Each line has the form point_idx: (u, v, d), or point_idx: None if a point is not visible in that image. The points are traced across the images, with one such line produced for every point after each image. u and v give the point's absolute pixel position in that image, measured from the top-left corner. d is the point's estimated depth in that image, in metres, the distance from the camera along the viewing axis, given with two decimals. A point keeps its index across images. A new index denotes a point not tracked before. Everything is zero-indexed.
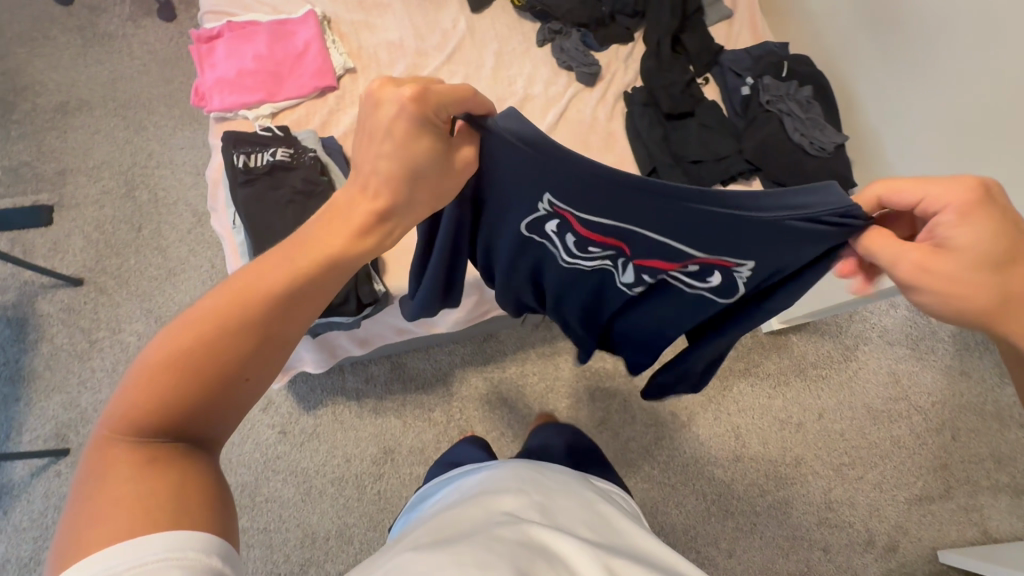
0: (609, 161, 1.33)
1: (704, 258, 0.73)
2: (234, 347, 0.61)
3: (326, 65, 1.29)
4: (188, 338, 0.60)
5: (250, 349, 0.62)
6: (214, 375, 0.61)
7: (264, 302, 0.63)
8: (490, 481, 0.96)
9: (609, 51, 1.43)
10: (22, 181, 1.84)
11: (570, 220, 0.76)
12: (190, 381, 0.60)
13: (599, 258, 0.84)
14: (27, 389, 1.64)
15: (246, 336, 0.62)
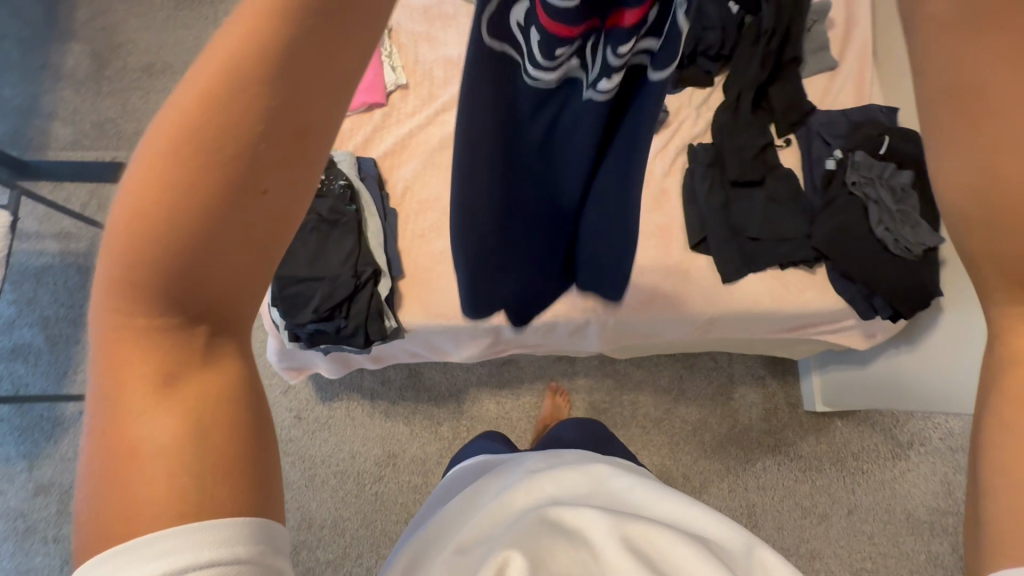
0: (656, 221, 1.23)
1: None
2: (210, 199, 0.40)
3: (377, 81, 1.25)
4: (150, 194, 0.39)
5: (239, 170, 0.40)
6: (210, 229, 0.41)
7: (230, 124, 0.38)
8: (488, 484, 0.92)
9: (682, 95, 1.29)
10: (106, 137, 1.97)
11: None
12: (174, 241, 0.40)
13: (568, 60, 0.56)
14: (86, 333, 1.80)
15: (226, 174, 0.39)
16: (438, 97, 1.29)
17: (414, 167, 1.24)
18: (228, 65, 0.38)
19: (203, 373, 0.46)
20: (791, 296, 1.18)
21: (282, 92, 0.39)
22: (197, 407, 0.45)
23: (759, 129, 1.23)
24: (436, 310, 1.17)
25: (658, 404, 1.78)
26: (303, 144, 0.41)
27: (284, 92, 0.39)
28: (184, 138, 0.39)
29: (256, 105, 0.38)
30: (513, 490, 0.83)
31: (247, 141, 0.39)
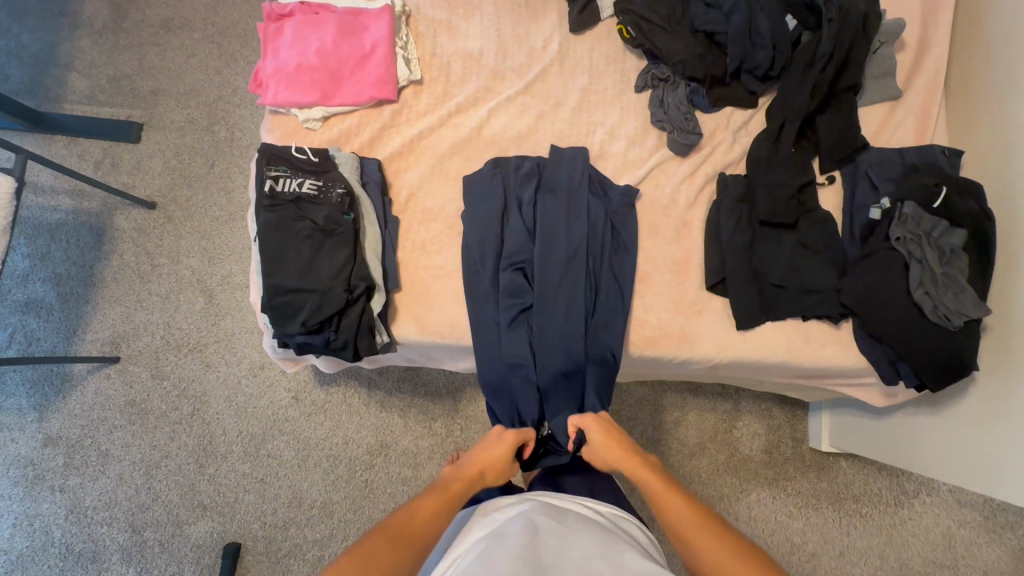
0: (674, 253, 1.14)
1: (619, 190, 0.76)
2: (394, 566, 0.79)
3: (389, 75, 1.16)
4: (369, 556, 0.79)
5: (412, 547, 0.83)
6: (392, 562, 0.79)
7: (417, 530, 0.86)
8: (482, 522, 0.82)
9: (720, 115, 1.17)
10: (121, 94, 1.92)
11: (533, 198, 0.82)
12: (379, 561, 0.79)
13: None
14: (95, 294, 1.82)
15: (407, 556, 0.81)
16: (454, 97, 1.20)
17: (422, 172, 1.17)
18: (419, 508, 0.91)
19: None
20: (807, 351, 1.10)
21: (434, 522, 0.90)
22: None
23: (799, 166, 1.11)
24: (431, 328, 1.11)
25: (656, 424, 1.74)
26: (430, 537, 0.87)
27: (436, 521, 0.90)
28: (393, 532, 0.85)
29: (423, 523, 0.88)
30: (505, 537, 0.73)
31: (419, 533, 0.86)
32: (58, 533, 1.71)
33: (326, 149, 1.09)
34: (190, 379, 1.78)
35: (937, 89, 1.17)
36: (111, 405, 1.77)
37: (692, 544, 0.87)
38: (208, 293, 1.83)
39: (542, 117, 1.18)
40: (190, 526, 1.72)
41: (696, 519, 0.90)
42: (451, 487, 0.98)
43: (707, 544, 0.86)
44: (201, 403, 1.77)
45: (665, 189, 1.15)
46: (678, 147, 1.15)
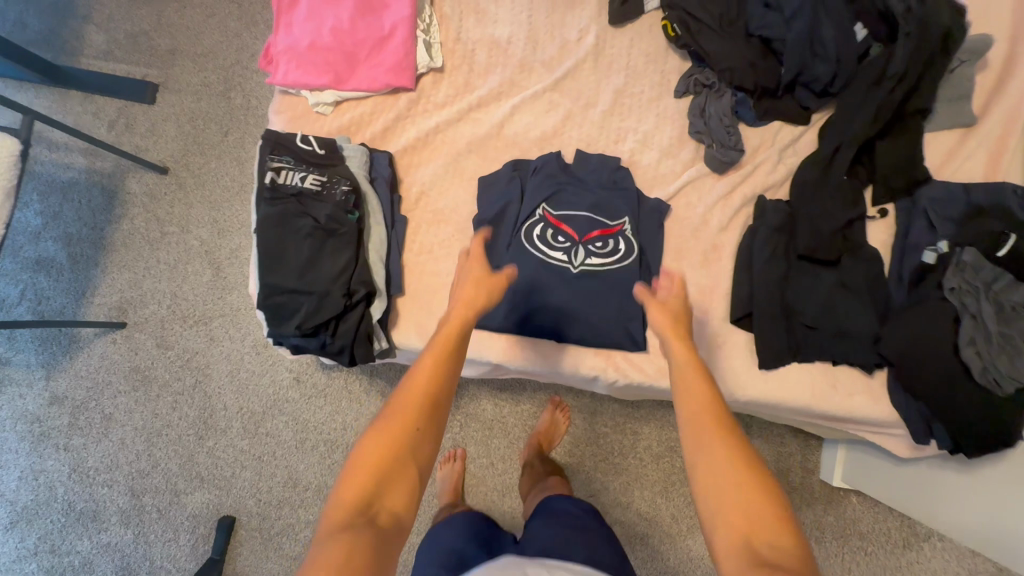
0: (698, 280, 1.05)
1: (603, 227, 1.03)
2: (412, 450, 0.76)
3: (407, 61, 1.07)
4: (383, 449, 0.74)
5: (419, 420, 0.77)
6: (400, 448, 0.74)
7: (427, 405, 0.78)
8: None
9: (766, 131, 1.06)
10: (138, 51, 1.86)
11: (554, 223, 1.03)
12: (389, 451, 0.74)
13: (561, 249, 1.03)
14: (105, 258, 1.81)
15: (423, 433, 0.77)
16: (476, 89, 1.11)
17: (435, 170, 1.09)
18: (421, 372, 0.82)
19: (371, 540, 0.66)
20: (834, 398, 1.02)
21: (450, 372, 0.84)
22: (373, 547, 0.65)
23: (850, 197, 1.00)
24: None
25: (661, 439, 1.69)
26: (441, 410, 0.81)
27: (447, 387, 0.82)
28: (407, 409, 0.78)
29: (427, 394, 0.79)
30: None
31: (426, 412, 0.78)
32: (61, 490, 1.75)
33: (333, 141, 1.02)
34: (194, 351, 1.77)
35: (1017, 119, 1.04)
36: (116, 370, 1.78)
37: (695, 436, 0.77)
38: (216, 265, 1.80)
39: (569, 118, 1.08)
40: (187, 495, 1.74)
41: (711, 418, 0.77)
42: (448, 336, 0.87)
43: (710, 444, 0.75)
44: (203, 376, 1.77)
45: (697, 209, 1.06)
46: (716, 164, 1.05)
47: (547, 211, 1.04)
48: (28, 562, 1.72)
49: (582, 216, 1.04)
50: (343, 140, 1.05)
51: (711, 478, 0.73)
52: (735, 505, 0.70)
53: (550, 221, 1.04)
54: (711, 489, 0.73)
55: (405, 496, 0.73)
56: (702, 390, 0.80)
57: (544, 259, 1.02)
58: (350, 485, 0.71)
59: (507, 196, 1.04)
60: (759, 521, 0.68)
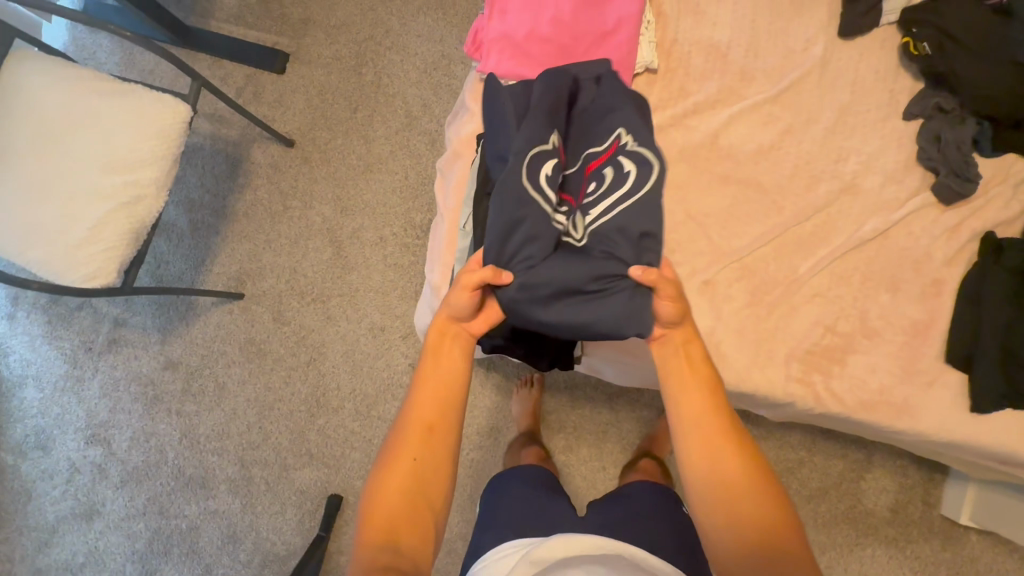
0: (911, 315, 1.02)
1: (600, 157, 0.86)
2: (424, 472, 0.71)
3: (628, 60, 1.02)
4: (395, 479, 0.70)
5: (424, 441, 0.72)
6: (412, 474, 0.70)
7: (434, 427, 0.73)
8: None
9: (998, 164, 1.01)
10: (270, 19, 1.82)
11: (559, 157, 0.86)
12: (400, 481, 0.70)
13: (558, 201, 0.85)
14: (226, 226, 1.79)
15: (430, 453, 0.72)
16: (690, 94, 1.06)
17: None
18: (420, 389, 0.76)
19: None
20: None
21: (456, 365, 0.77)
22: None
23: None
24: None
25: (779, 459, 1.67)
26: (445, 422, 0.74)
27: (451, 401, 0.76)
28: (414, 429, 0.73)
29: (426, 413, 0.74)
30: None
31: (434, 433, 0.73)
32: (171, 454, 1.76)
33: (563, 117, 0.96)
34: (310, 328, 1.76)
35: None
36: (232, 341, 1.77)
37: (691, 429, 0.72)
38: (336, 244, 1.77)
39: (789, 134, 1.04)
40: (296, 471, 1.74)
41: (705, 415, 0.72)
42: (438, 347, 0.78)
43: (701, 447, 0.70)
44: (319, 354, 1.76)
45: (920, 241, 1.01)
46: (949, 194, 1.00)
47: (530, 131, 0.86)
48: (136, 522, 1.74)
49: (575, 163, 0.88)
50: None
51: (709, 485, 0.69)
52: (731, 508, 0.67)
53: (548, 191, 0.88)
54: (710, 488, 0.69)
55: (427, 521, 0.69)
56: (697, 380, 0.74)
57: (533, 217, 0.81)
58: (373, 516, 0.68)
59: (508, 130, 0.87)
60: (760, 529, 0.65)
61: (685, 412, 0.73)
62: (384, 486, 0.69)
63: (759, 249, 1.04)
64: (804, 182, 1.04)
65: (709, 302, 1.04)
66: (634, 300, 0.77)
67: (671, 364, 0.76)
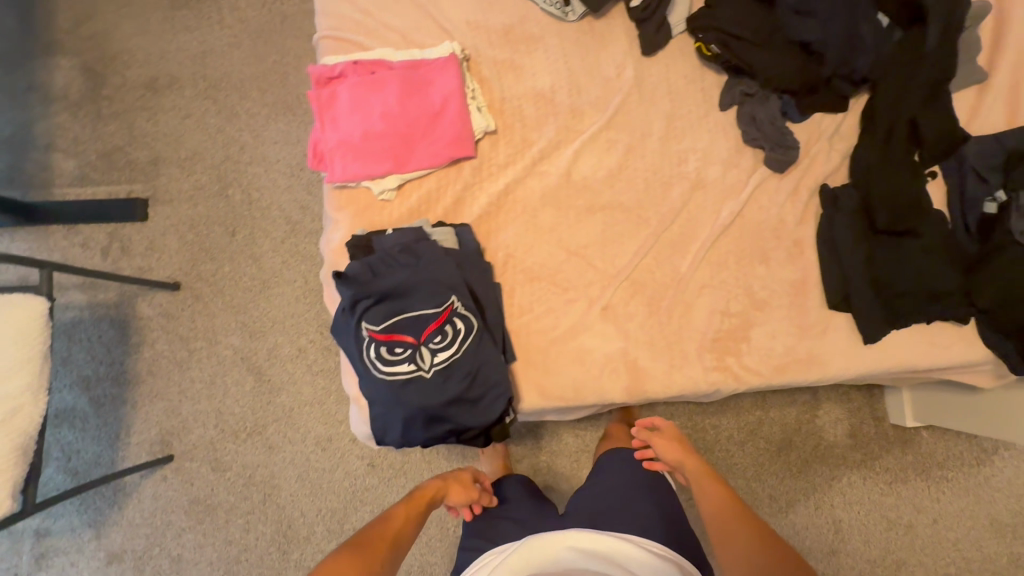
0: (789, 277, 1.10)
1: (435, 320, 0.93)
2: (401, 531, 1.05)
3: (466, 131, 1.07)
4: (387, 527, 1.03)
5: (413, 522, 1.08)
6: (397, 530, 1.04)
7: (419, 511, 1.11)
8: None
9: (811, 124, 1.12)
10: (116, 169, 1.75)
11: (390, 331, 0.93)
12: (389, 529, 1.03)
13: (403, 365, 0.93)
14: (132, 392, 1.68)
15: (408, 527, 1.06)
16: (533, 142, 1.11)
17: (517, 229, 1.09)
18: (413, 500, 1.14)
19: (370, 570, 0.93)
20: (936, 355, 1.09)
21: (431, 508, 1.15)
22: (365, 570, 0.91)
23: (910, 171, 1.07)
24: (554, 393, 1.06)
25: (740, 425, 1.74)
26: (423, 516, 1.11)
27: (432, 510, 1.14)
28: (406, 509, 1.10)
29: (421, 502, 1.13)
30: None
31: (419, 517, 1.10)
32: None
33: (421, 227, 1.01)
34: (255, 465, 1.67)
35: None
36: (175, 507, 1.65)
37: (727, 526, 0.98)
38: (256, 370, 1.70)
39: (632, 153, 1.11)
40: None
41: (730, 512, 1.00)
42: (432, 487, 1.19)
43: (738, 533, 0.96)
44: (272, 488, 1.67)
45: (771, 211, 1.11)
46: (780, 164, 1.10)
47: (364, 305, 0.92)
48: None
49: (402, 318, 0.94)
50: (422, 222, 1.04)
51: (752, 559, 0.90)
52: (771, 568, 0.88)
53: (380, 338, 0.93)
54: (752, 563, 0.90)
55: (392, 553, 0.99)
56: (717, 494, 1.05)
57: (391, 378, 0.93)
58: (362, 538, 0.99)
59: (340, 313, 0.95)
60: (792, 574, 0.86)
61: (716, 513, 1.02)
62: (380, 528, 1.03)
63: (643, 262, 1.10)
64: (659, 190, 1.11)
65: (614, 325, 1.08)
66: (491, 419, 0.98)
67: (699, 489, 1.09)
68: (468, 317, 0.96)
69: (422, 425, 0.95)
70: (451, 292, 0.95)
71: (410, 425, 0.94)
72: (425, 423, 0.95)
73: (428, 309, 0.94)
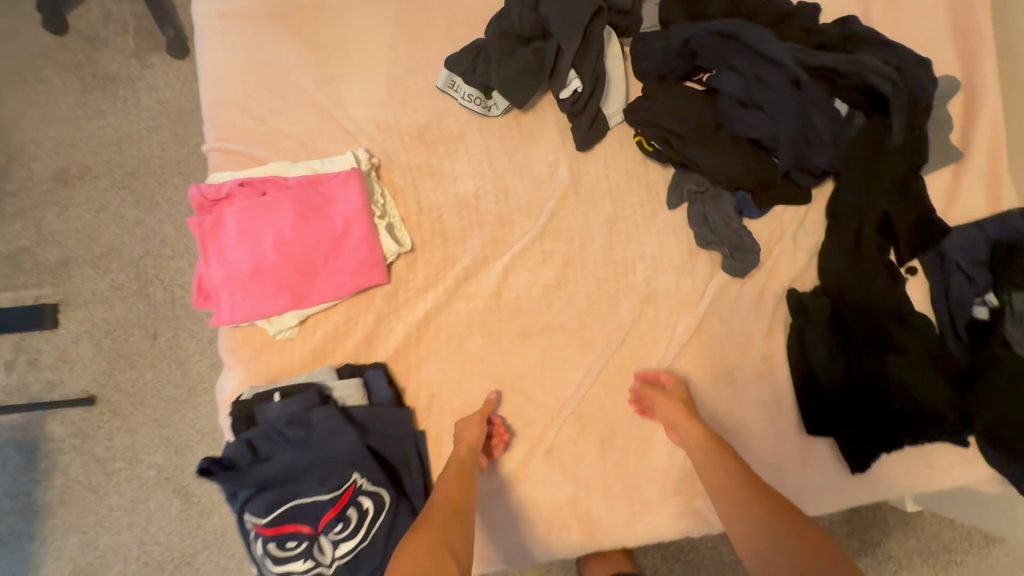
0: (758, 400, 0.96)
1: (331, 505, 0.81)
2: (461, 526, 0.76)
3: (373, 255, 0.92)
4: (435, 519, 0.76)
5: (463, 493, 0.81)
6: (448, 514, 0.77)
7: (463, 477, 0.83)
8: None
9: (772, 220, 0.99)
10: (23, 272, 1.58)
11: (278, 523, 0.80)
12: (439, 521, 0.76)
13: (297, 562, 0.79)
14: (42, 526, 1.49)
15: (462, 508, 0.79)
16: (456, 259, 0.96)
17: (443, 362, 0.94)
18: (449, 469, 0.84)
19: None
20: (934, 480, 0.94)
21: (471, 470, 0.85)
22: None
23: (885, 274, 0.93)
24: (493, 558, 0.90)
25: None
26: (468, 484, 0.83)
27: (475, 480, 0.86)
28: (446, 491, 0.81)
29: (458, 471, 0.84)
30: None
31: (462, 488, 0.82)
32: None
33: (321, 386, 0.88)
34: None
35: (1002, 143, 1.01)
36: None
37: (739, 509, 0.78)
38: (183, 491, 1.51)
39: (571, 265, 0.97)
40: None
41: (736, 490, 0.80)
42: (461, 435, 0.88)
43: (751, 516, 0.77)
44: None
45: (733, 323, 0.97)
46: (740, 271, 0.96)
47: (246, 496, 0.81)
48: None
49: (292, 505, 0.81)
50: (326, 373, 0.91)
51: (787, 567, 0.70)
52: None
53: (268, 531, 0.80)
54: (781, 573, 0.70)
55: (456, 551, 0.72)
56: (721, 473, 0.82)
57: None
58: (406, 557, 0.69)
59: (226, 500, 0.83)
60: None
61: (722, 493, 0.81)
62: (424, 527, 0.75)
63: (590, 391, 0.95)
64: (604, 306, 0.97)
65: (559, 470, 0.92)
66: None
67: (695, 456, 0.85)
68: (373, 497, 0.83)
69: None
70: (352, 467, 0.83)
71: None
72: None
73: (322, 494, 0.81)
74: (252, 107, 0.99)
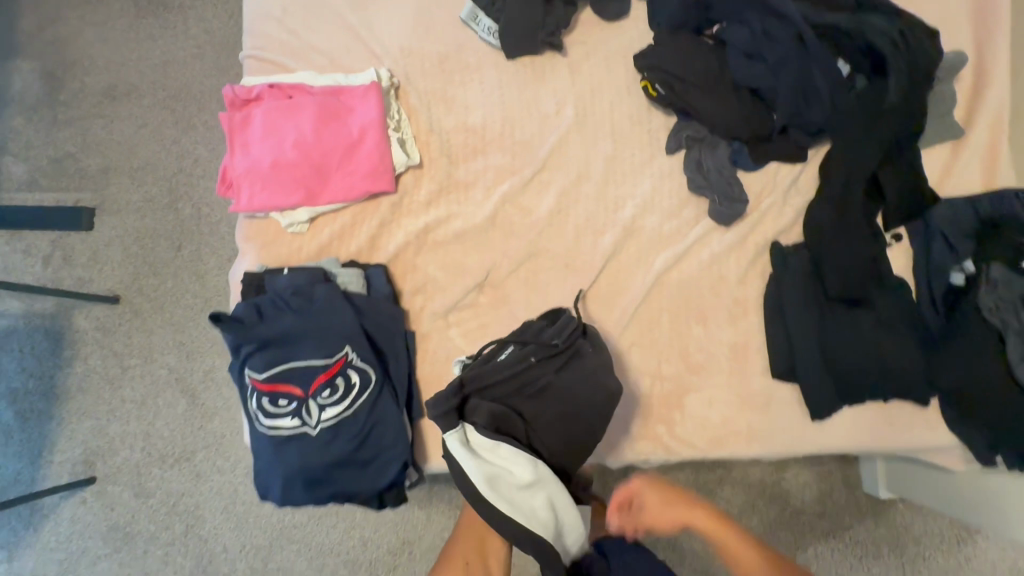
0: (726, 339, 1.00)
1: (324, 371, 0.86)
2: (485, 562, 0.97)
3: (383, 163, 0.99)
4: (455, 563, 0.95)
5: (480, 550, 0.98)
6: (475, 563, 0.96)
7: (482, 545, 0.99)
8: None
9: (766, 174, 1.02)
10: (66, 176, 1.68)
11: (274, 379, 0.86)
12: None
13: (286, 418, 0.85)
14: (59, 407, 1.52)
15: (487, 556, 0.98)
16: (460, 179, 1.03)
17: (438, 271, 1.01)
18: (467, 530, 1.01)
19: None
20: (897, 438, 0.97)
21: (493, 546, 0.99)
22: None
23: (870, 235, 0.97)
24: None
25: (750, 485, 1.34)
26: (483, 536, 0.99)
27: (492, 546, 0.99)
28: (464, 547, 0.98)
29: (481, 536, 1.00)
30: None
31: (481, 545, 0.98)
32: None
33: (326, 271, 0.95)
34: (178, 492, 1.48)
35: (1002, 126, 1.04)
36: (93, 533, 1.46)
37: None
38: (189, 393, 1.54)
39: (567, 196, 1.03)
40: None
41: None
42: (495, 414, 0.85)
43: None
44: (194, 519, 1.46)
45: (714, 266, 1.01)
46: (725, 218, 1.00)
47: (247, 350, 0.86)
48: None
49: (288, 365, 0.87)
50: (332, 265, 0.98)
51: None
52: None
53: (264, 386, 0.86)
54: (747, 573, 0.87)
55: None
56: None
57: (273, 432, 0.85)
58: None
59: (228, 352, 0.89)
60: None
61: None
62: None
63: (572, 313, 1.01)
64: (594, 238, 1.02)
65: None
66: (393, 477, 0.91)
67: None
68: (363, 370, 0.88)
69: (303, 486, 0.86)
70: (347, 341, 0.89)
71: (293, 483, 0.86)
72: (314, 483, 0.86)
73: (317, 360, 0.87)
74: (288, 22, 1.07)
